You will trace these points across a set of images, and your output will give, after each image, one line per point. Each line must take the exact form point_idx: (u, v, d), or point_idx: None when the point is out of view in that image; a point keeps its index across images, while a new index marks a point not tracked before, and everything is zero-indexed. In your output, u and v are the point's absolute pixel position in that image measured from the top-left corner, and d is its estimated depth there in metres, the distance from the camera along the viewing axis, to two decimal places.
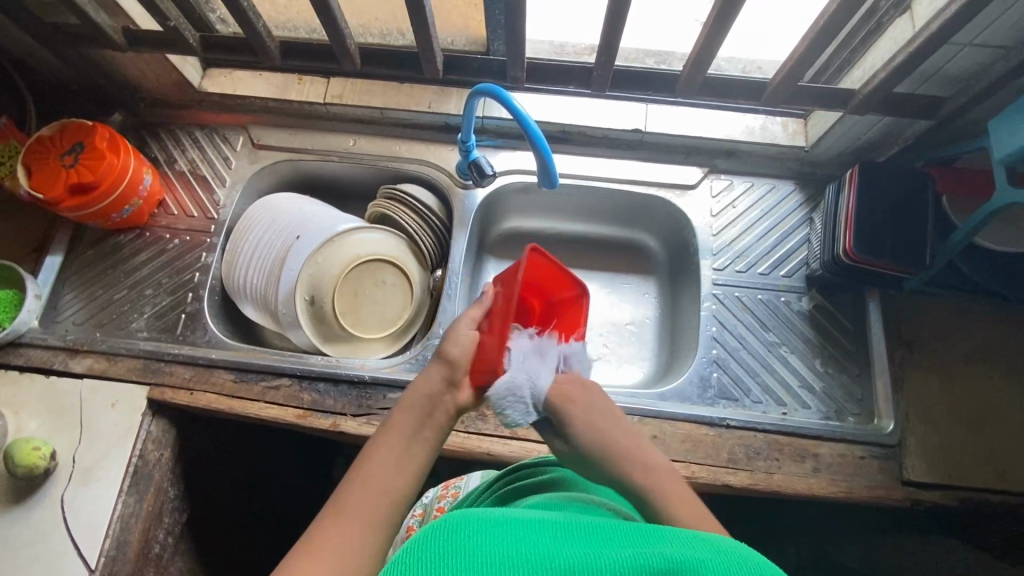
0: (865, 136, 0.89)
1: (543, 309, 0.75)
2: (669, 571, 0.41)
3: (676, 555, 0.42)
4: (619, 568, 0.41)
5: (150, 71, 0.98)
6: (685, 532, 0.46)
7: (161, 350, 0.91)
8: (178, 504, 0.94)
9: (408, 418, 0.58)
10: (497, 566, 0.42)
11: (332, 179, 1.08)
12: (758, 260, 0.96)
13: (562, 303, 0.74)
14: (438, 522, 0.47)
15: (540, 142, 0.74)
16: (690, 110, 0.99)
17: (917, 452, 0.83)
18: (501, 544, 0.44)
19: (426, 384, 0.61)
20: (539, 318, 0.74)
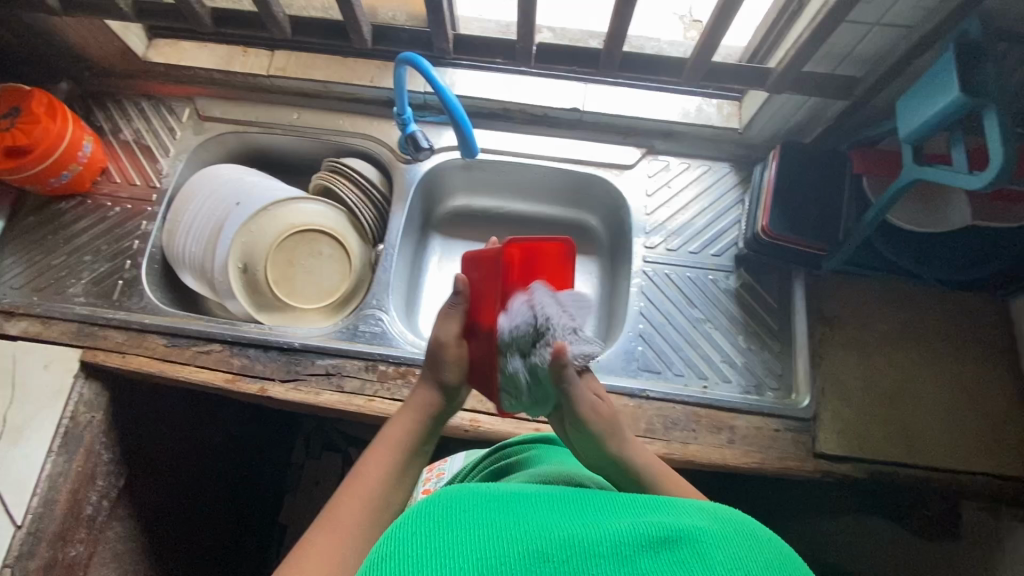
0: (793, 117, 0.91)
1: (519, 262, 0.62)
2: (670, 537, 0.40)
3: (675, 524, 0.42)
4: (618, 535, 0.41)
5: (93, 39, 0.98)
6: (684, 501, 0.46)
7: (96, 315, 0.92)
8: (114, 467, 0.96)
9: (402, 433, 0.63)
10: (494, 536, 0.41)
11: (278, 152, 1.09)
12: (689, 238, 0.97)
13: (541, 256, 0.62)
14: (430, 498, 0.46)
15: (459, 117, 0.77)
16: (628, 91, 1.00)
17: (830, 425, 0.86)
18: (490, 521, 0.42)
19: (421, 402, 0.66)
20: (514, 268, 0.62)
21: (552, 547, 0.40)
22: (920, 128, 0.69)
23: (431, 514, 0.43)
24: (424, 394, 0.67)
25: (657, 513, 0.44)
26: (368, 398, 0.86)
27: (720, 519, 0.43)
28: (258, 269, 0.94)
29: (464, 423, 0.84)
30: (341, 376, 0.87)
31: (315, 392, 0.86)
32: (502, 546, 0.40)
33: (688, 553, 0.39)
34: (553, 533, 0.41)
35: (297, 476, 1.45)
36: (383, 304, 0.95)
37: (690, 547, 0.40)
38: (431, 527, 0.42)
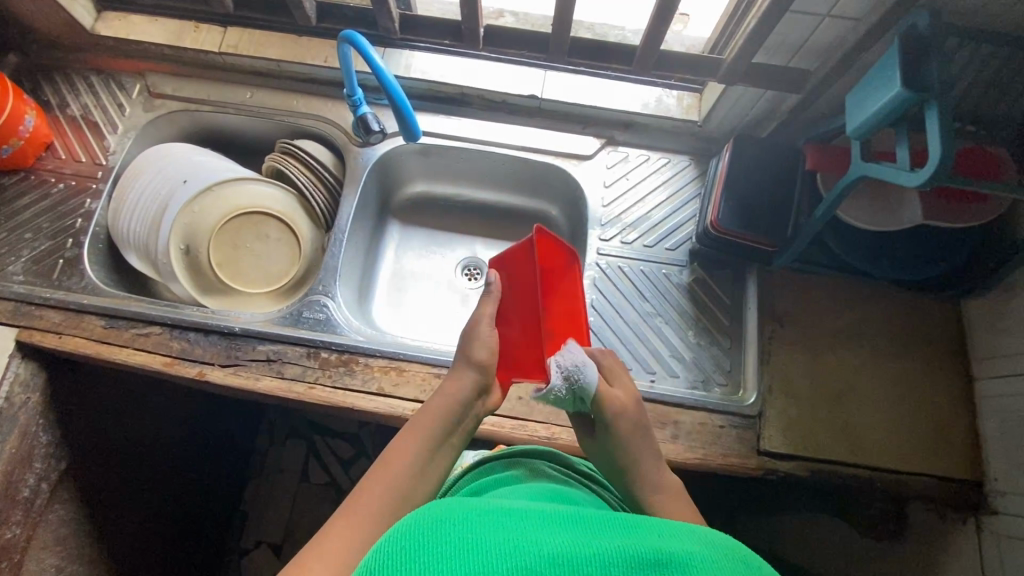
0: (750, 111, 0.89)
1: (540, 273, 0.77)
2: (658, 562, 0.42)
3: (667, 547, 0.43)
4: (610, 560, 0.42)
5: (36, 10, 0.95)
6: (677, 523, 0.48)
7: (34, 294, 0.90)
8: (54, 450, 0.94)
9: (440, 411, 0.64)
10: (498, 554, 0.41)
11: (232, 133, 1.06)
12: (644, 232, 0.96)
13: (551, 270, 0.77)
14: (426, 510, 0.46)
15: (397, 96, 0.76)
16: (588, 79, 0.98)
17: (775, 423, 0.85)
18: (485, 534, 0.43)
19: (456, 389, 0.66)
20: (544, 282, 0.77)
21: (543, 563, 0.41)
22: (864, 124, 0.67)
23: (431, 527, 0.43)
24: (460, 379, 0.67)
25: (650, 534, 0.45)
26: (308, 385, 0.84)
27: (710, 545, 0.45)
28: (200, 253, 0.92)
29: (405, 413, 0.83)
30: (281, 362, 0.86)
31: (254, 378, 0.84)
32: (498, 561, 0.40)
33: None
34: (549, 548, 0.42)
35: (260, 463, 1.44)
36: (330, 290, 0.93)
37: (680, 571, 0.42)
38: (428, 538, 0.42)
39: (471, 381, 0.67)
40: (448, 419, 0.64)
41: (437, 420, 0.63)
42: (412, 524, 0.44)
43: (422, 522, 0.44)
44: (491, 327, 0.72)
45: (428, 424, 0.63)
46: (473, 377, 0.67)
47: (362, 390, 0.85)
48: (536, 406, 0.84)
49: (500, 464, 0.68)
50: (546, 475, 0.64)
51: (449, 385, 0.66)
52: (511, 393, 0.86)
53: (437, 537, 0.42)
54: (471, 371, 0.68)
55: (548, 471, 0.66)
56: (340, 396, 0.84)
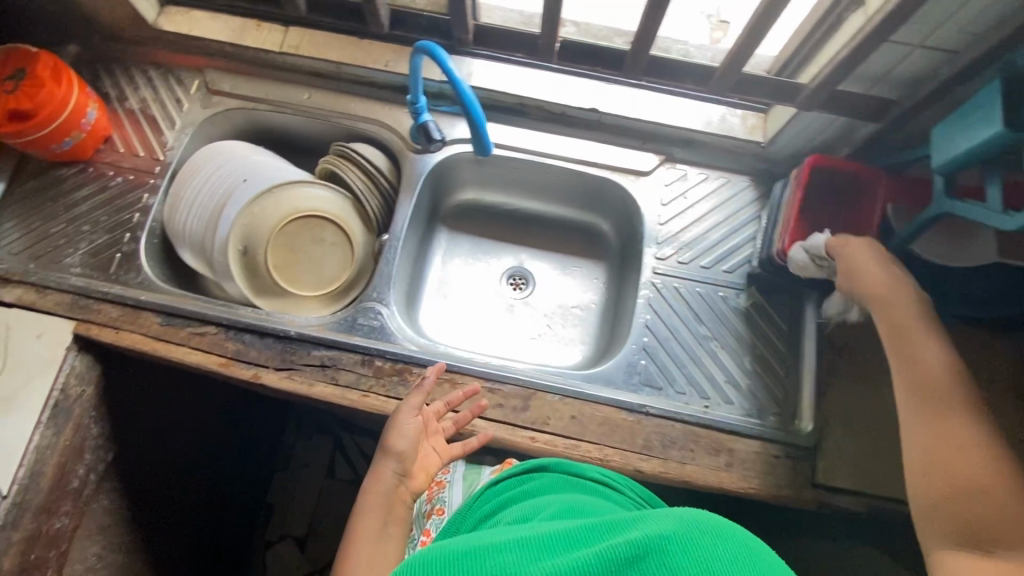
0: (819, 135, 0.87)
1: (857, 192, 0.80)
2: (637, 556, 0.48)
3: (642, 540, 0.49)
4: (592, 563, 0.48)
5: (102, 2, 0.95)
6: (648, 516, 0.53)
7: (92, 287, 0.90)
8: (104, 441, 0.95)
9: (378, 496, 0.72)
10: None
11: (287, 133, 1.06)
12: (702, 253, 0.95)
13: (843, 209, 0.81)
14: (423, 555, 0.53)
15: (474, 107, 0.73)
16: (651, 94, 0.97)
17: (832, 455, 0.84)
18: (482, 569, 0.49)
19: (382, 478, 0.73)
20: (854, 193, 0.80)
21: None
22: (954, 159, 0.66)
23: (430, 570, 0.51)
24: (382, 466, 0.75)
25: (623, 532, 0.51)
26: (362, 393, 0.84)
27: (686, 523, 0.51)
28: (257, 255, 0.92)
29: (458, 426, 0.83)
30: (336, 368, 0.86)
31: (308, 383, 0.85)
32: None
33: (656, 565, 0.47)
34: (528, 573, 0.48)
35: (288, 457, 1.45)
36: (384, 298, 0.93)
37: (658, 560, 0.48)
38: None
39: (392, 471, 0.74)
40: (382, 503, 0.71)
41: (375, 510, 0.71)
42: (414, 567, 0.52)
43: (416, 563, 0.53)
44: (412, 412, 0.79)
45: (368, 520, 0.70)
46: (397, 462, 0.75)
47: None
48: (589, 426, 0.84)
49: (517, 478, 0.74)
50: (558, 491, 0.70)
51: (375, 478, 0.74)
52: (563, 411, 0.85)
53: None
54: (390, 458, 0.75)
55: (551, 484, 0.72)
56: (393, 406, 0.84)
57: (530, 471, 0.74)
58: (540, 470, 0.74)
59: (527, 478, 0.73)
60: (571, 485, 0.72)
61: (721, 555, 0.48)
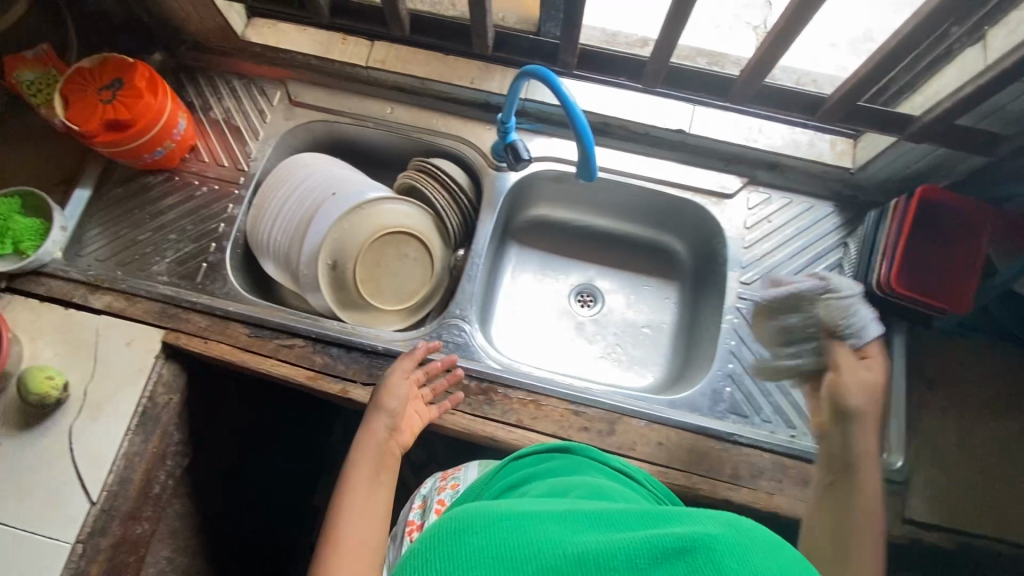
0: (915, 164, 0.86)
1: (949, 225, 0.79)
2: (682, 550, 0.40)
3: (688, 533, 0.41)
4: (633, 553, 0.40)
5: (195, 14, 0.96)
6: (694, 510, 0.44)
7: (181, 296, 0.92)
8: (183, 448, 0.95)
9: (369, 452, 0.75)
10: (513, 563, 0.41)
11: (365, 146, 1.06)
12: (786, 278, 0.94)
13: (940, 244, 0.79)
14: (445, 521, 0.46)
15: (584, 131, 0.72)
16: (737, 117, 0.96)
17: (922, 490, 0.82)
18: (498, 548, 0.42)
19: (373, 435, 0.76)
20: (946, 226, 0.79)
21: (566, 563, 0.40)
22: None
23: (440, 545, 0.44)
24: (374, 425, 0.78)
25: (668, 523, 0.43)
26: (449, 411, 0.85)
27: (732, 524, 0.42)
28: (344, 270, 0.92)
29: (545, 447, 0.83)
30: None
31: None
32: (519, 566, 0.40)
33: (705, 563, 0.39)
34: (567, 547, 0.41)
35: (335, 463, 1.45)
36: (466, 314, 0.94)
37: (710, 559, 0.39)
38: (440, 553, 0.43)
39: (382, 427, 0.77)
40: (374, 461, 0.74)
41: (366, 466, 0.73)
42: (422, 544, 0.45)
43: (425, 541, 0.46)
44: (405, 377, 0.82)
45: (358, 474, 0.72)
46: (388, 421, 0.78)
47: (501, 420, 0.84)
48: (677, 453, 0.83)
49: (532, 460, 0.69)
50: (580, 473, 0.65)
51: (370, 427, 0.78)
52: (649, 437, 0.84)
53: (449, 549, 0.43)
54: (382, 415, 0.78)
55: (576, 467, 0.67)
56: (479, 425, 0.84)
57: (549, 453, 0.71)
58: (564, 451, 0.71)
59: (544, 459, 0.70)
60: (593, 469, 0.68)
61: (772, 563, 0.39)
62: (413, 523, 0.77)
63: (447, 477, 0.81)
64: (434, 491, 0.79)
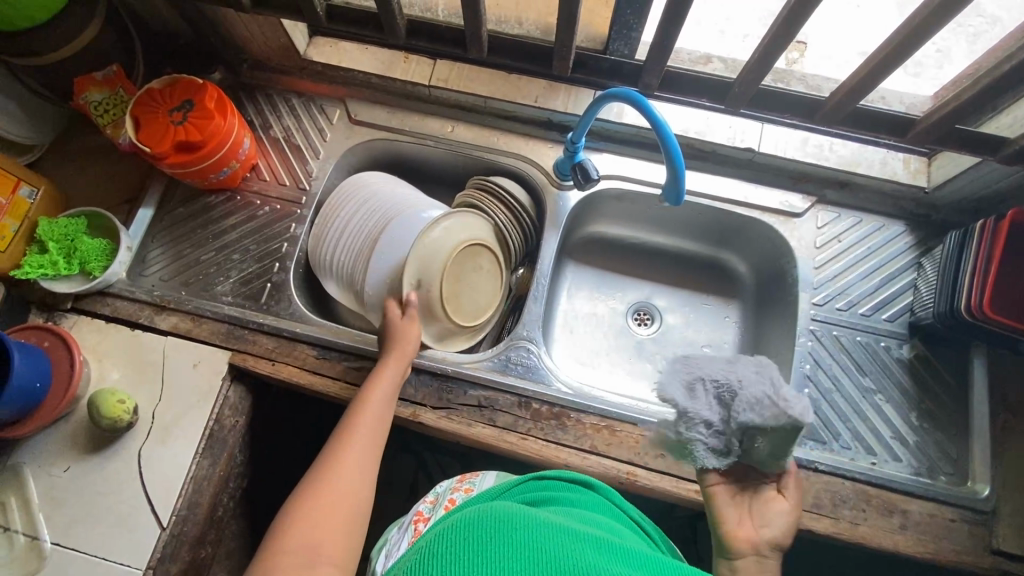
0: (998, 184, 0.84)
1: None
2: None
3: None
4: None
5: (260, 33, 0.95)
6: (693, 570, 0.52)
7: (246, 317, 0.91)
8: (244, 470, 0.94)
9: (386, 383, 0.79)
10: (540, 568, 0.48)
11: (424, 163, 1.06)
12: (859, 299, 0.92)
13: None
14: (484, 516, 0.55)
15: (675, 153, 0.72)
16: (807, 135, 0.94)
17: (1010, 521, 0.80)
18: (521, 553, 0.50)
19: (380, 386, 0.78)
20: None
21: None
22: None
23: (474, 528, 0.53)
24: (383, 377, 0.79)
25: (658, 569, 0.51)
26: (522, 436, 0.83)
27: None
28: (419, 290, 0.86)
29: (621, 475, 0.81)
30: (493, 410, 0.85)
31: (467, 424, 0.84)
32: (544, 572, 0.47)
33: None
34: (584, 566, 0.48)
35: None
36: (533, 335, 0.93)
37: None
38: (476, 535, 0.52)
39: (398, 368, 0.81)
40: (379, 413, 0.75)
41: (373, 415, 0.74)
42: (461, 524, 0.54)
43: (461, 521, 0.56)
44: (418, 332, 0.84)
45: (366, 420, 0.73)
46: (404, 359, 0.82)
47: (575, 446, 0.83)
48: None
49: (563, 488, 0.71)
50: (600, 512, 0.67)
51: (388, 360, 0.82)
52: None
53: (486, 536, 0.52)
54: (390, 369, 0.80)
55: (599, 504, 0.69)
56: (553, 451, 0.82)
57: (576, 487, 0.72)
58: (587, 487, 0.72)
59: (573, 492, 0.70)
60: (610, 511, 0.69)
61: None
62: (422, 517, 0.76)
63: (462, 479, 0.81)
64: (448, 489, 0.79)
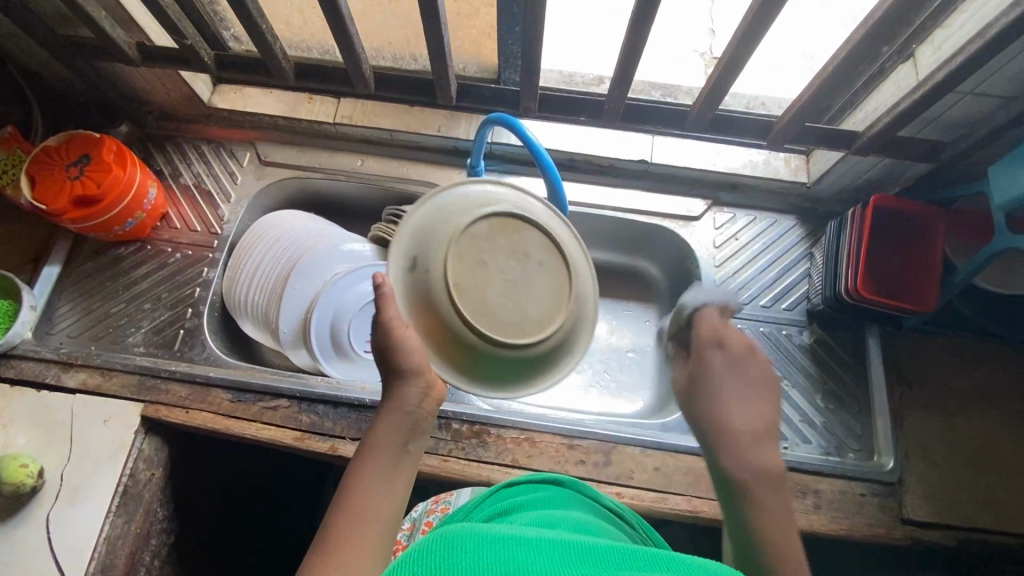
0: (866, 175, 0.90)
1: (908, 239, 0.83)
2: None
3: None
4: None
5: (161, 85, 0.97)
6: (687, 559, 0.45)
7: (158, 366, 0.90)
8: (168, 525, 0.91)
9: (384, 449, 0.56)
10: None
11: (339, 198, 1.08)
12: (760, 292, 0.97)
13: (903, 259, 0.83)
14: (430, 542, 0.46)
15: (550, 170, 0.80)
16: (695, 143, 1.00)
17: (917, 489, 0.83)
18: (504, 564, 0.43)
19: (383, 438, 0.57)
20: (908, 241, 0.83)
21: None
22: (1015, 198, 0.69)
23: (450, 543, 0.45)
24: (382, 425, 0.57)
25: None
26: (443, 458, 0.83)
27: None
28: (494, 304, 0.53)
29: None
30: None
31: None
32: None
33: None
34: None
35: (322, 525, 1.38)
36: None
37: None
38: (451, 557, 0.43)
39: (399, 430, 0.57)
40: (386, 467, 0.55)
41: (376, 470, 0.54)
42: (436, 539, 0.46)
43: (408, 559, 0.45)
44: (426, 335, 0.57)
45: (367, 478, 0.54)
46: (404, 409, 0.58)
47: (495, 462, 0.83)
48: (674, 477, 0.83)
49: (523, 486, 0.69)
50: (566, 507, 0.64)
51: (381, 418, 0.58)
52: (646, 464, 0.84)
53: (461, 553, 0.44)
54: (393, 416, 0.58)
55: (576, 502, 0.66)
56: (473, 469, 0.83)
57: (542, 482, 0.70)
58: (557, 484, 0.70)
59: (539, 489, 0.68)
60: (583, 505, 0.67)
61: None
62: (398, 546, 0.74)
63: (437, 500, 0.77)
64: (423, 514, 0.76)
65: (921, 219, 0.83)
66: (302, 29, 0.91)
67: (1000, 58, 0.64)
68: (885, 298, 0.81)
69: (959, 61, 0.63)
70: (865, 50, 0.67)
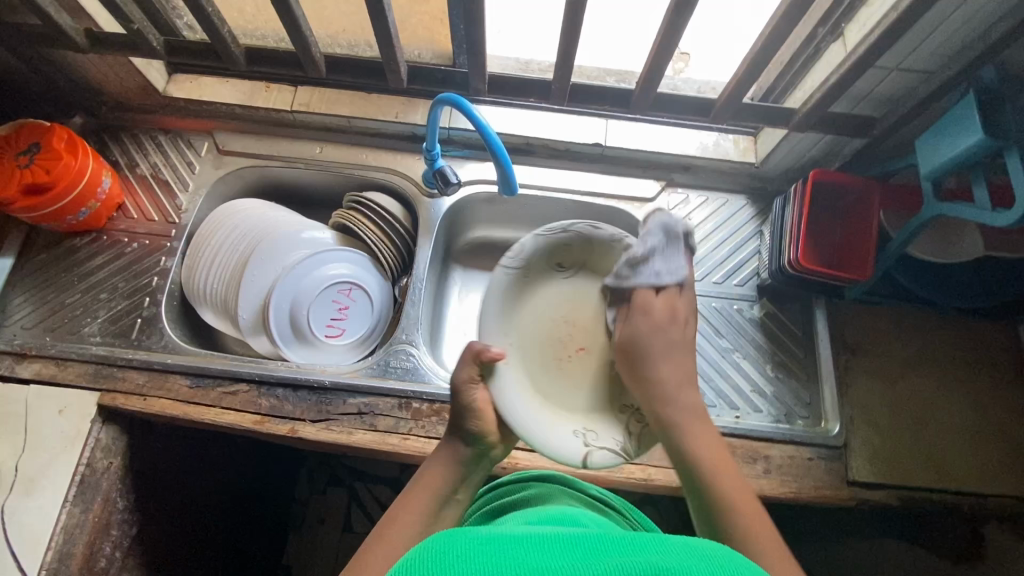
0: (809, 153, 0.94)
1: (850, 214, 0.86)
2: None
3: (661, 562, 0.40)
4: None
5: (113, 75, 0.97)
6: (669, 538, 0.44)
7: (115, 355, 0.89)
8: (130, 515, 0.90)
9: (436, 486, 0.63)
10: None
11: (300, 186, 1.08)
12: (712, 269, 1.00)
13: (845, 234, 0.86)
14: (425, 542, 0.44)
15: (500, 152, 0.82)
16: (647, 126, 1.03)
17: (861, 452, 0.86)
18: (487, 561, 0.41)
19: (438, 474, 0.64)
20: (849, 217, 0.86)
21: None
22: (938, 167, 0.73)
23: (436, 546, 0.44)
24: (442, 464, 0.65)
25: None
26: (403, 437, 0.84)
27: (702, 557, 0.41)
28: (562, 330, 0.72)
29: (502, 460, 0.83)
30: (373, 415, 0.86)
31: (347, 432, 0.85)
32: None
33: None
34: None
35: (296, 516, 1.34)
36: (413, 339, 0.94)
37: None
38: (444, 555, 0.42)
39: (451, 469, 0.65)
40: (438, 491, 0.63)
41: (427, 492, 0.62)
42: (420, 546, 0.44)
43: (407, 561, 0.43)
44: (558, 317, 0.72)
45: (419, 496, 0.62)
46: (457, 461, 0.66)
47: None
48: None
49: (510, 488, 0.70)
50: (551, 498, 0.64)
51: (437, 463, 0.66)
52: None
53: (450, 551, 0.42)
54: (446, 460, 0.66)
55: (560, 494, 0.66)
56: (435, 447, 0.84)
57: (527, 481, 0.71)
58: (545, 480, 0.71)
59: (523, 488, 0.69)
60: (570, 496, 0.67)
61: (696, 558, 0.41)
62: None
63: None
64: None
65: (860, 192, 0.86)
66: (255, 16, 0.91)
67: (918, 31, 0.68)
68: (825, 271, 0.84)
69: (878, 33, 0.67)
70: (791, 26, 0.70)
